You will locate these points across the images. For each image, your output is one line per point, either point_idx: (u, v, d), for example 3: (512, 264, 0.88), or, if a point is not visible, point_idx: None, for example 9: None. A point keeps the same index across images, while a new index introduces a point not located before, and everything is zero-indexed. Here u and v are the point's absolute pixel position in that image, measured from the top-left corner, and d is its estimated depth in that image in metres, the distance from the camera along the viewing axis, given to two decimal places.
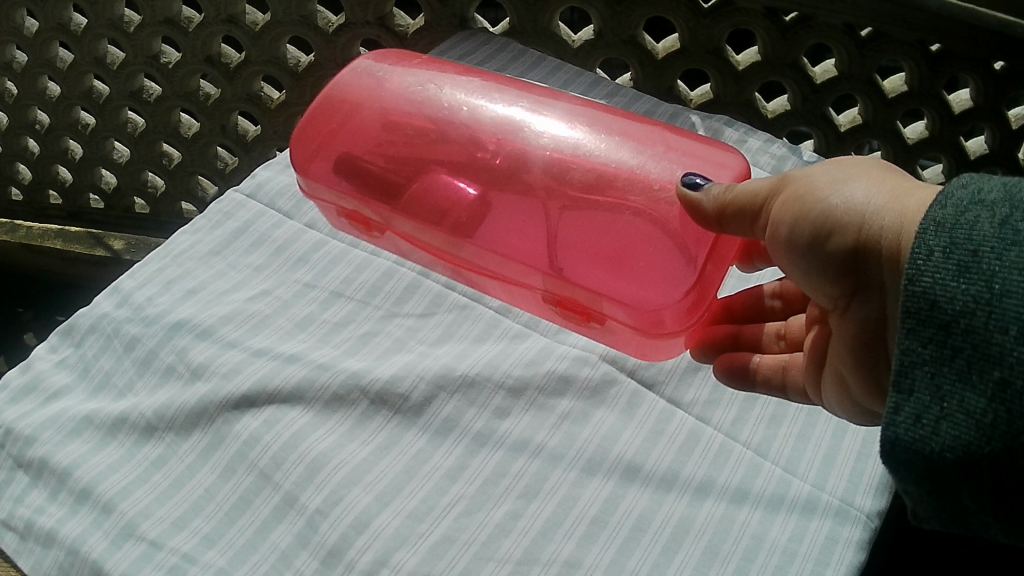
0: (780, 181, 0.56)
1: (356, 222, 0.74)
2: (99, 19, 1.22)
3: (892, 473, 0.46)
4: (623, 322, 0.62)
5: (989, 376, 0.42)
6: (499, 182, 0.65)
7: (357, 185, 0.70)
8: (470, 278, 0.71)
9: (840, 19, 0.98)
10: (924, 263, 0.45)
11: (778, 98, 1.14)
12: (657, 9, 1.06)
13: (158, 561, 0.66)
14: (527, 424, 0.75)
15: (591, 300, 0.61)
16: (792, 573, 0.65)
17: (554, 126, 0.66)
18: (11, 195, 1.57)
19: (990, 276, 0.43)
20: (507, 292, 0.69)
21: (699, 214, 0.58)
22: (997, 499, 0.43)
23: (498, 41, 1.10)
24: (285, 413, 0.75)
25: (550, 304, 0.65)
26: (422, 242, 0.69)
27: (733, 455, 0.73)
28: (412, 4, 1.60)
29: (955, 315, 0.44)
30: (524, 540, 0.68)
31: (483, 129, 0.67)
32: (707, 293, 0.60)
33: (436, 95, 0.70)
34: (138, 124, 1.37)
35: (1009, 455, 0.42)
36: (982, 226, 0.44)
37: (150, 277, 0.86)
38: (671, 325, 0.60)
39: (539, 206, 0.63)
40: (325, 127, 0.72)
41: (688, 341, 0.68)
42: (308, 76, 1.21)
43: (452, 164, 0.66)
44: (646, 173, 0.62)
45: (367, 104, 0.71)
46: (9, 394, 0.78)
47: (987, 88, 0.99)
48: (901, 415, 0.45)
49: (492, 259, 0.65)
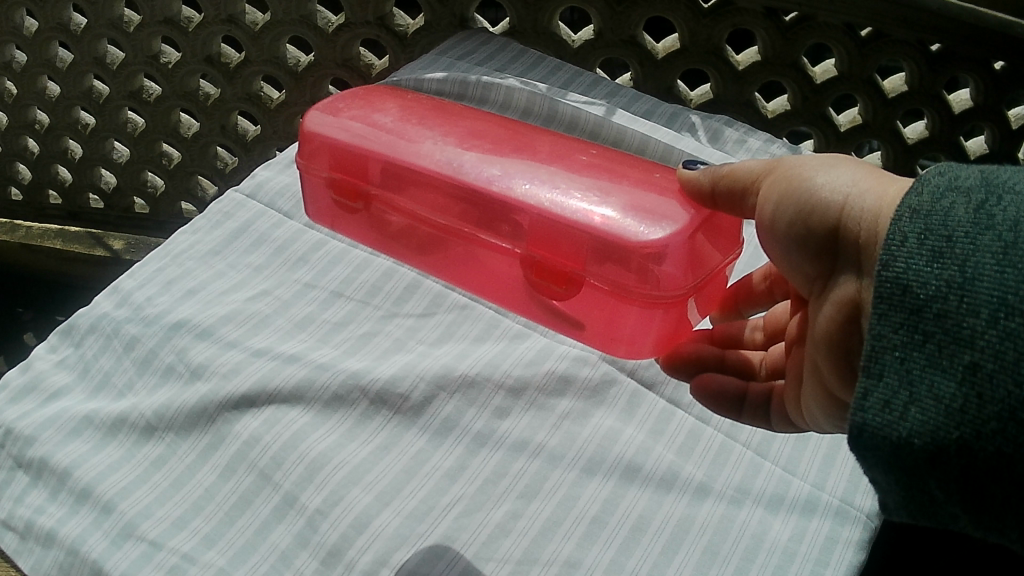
0: (773, 163, 0.59)
1: (340, 190, 0.67)
2: (99, 19, 1.23)
3: (860, 460, 0.46)
4: (609, 275, 0.57)
5: (959, 359, 0.42)
6: (511, 152, 0.63)
7: (356, 143, 0.65)
8: (455, 258, 0.65)
9: (840, 19, 0.99)
10: (897, 248, 0.46)
11: (778, 99, 1.14)
12: (656, 8, 1.07)
13: (157, 561, 0.66)
14: (527, 424, 0.75)
15: (579, 249, 0.58)
16: (792, 573, 0.65)
17: (565, 141, 0.66)
18: (11, 195, 1.57)
19: (963, 261, 0.43)
20: (491, 260, 0.63)
21: (695, 191, 0.59)
22: (965, 488, 0.42)
23: (498, 40, 1.10)
24: (285, 413, 0.75)
25: (529, 266, 0.61)
26: (415, 214, 0.64)
27: (733, 454, 0.73)
28: (412, 4, 1.61)
29: (927, 299, 0.44)
30: (524, 541, 0.68)
31: (495, 127, 0.67)
32: (699, 260, 0.58)
33: (452, 108, 0.70)
34: (138, 124, 1.37)
35: (978, 442, 0.41)
36: (957, 212, 0.45)
37: (151, 277, 0.86)
38: (658, 280, 0.56)
39: (542, 167, 0.61)
40: (341, 104, 0.69)
41: (672, 329, 0.60)
42: (307, 76, 1.21)
43: (459, 138, 0.64)
44: (646, 168, 0.63)
45: (386, 99, 0.70)
46: (8, 394, 0.78)
47: (987, 88, 0.99)
48: (870, 401, 0.45)
49: (492, 210, 0.60)
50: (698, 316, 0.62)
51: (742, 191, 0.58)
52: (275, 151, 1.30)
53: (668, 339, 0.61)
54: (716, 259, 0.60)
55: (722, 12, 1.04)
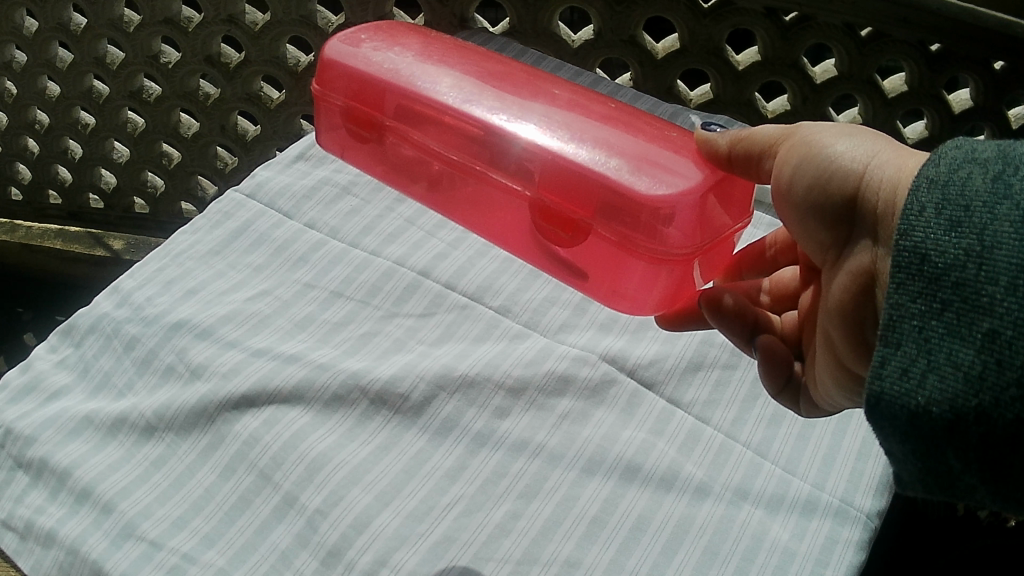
0: (794, 128, 0.60)
1: (356, 121, 0.68)
2: (99, 19, 1.22)
3: (877, 431, 0.46)
4: (615, 228, 0.57)
5: (978, 328, 0.42)
6: (529, 97, 0.62)
7: (374, 75, 0.65)
8: (465, 196, 0.66)
9: (840, 19, 0.99)
10: (915, 218, 0.45)
11: (778, 98, 1.14)
12: (657, 8, 1.06)
13: (158, 561, 0.66)
14: (527, 425, 0.75)
15: (588, 198, 0.57)
16: (792, 573, 0.65)
17: (586, 90, 0.65)
18: (11, 195, 1.57)
19: (981, 230, 0.43)
20: (500, 203, 0.64)
21: (714, 154, 0.58)
22: (983, 458, 0.43)
23: (498, 39, 1.09)
24: (285, 413, 0.75)
25: (538, 210, 0.61)
26: (428, 149, 0.65)
27: (733, 455, 0.73)
28: (412, 4, 1.62)
29: (945, 268, 0.44)
30: (524, 540, 0.68)
31: (516, 71, 0.66)
32: (707, 219, 0.57)
33: (475, 47, 0.69)
34: (138, 124, 1.37)
35: (996, 409, 0.41)
36: (974, 182, 0.45)
37: (150, 277, 0.87)
38: (666, 237, 0.56)
39: (559, 113, 0.60)
40: (364, 34, 0.68)
41: (673, 287, 0.60)
42: (307, 76, 1.21)
43: (478, 79, 0.63)
44: (661, 123, 0.61)
45: (410, 32, 0.69)
46: (8, 393, 0.78)
47: (988, 88, 1.00)
48: (887, 369, 0.45)
49: (504, 151, 0.60)
50: (699, 279, 0.62)
51: (759, 154, 0.59)
52: (275, 151, 1.31)
53: (670, 297, 0.61)
54: (724, 220, 0.59)
55: (723, 11, 1.04)
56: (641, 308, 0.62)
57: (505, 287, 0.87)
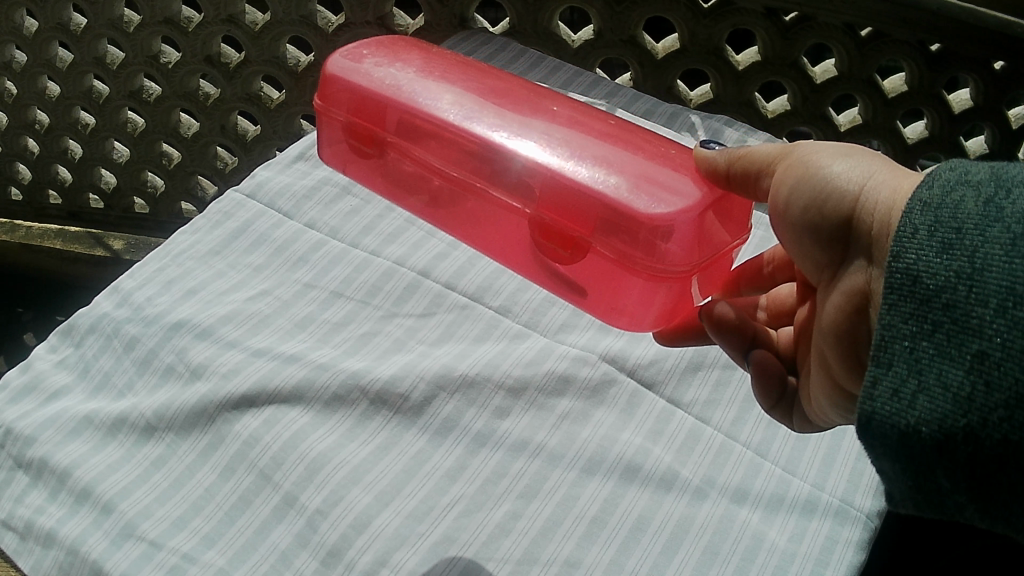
0: (791, 147, 0.60)
1: (358, 136, 0.67)
2: (99, 20, 1.22)
3: (868, 449, 0.46)
4: (614, 244, 0.57)
5: (966, 349, 0.42)
6: (528, 113, 0.62)
7: (376, 90, 0.65)
8: (464, 212, 0.66)
9: (840, 19, 0.99)
10: (908, 240, 0.46)
11: (778, 98, 1.14)
12: (656, 8, 1.06)
13: (158, 561, 0.66)
14: (527, 425, 0.75)
15: (587, 215, 0.57)
16: (792, 573, 0.65)
17: (586, 107, 0.65)
18: (11, 195, 1.57)
19: (972, 252, 0.43)
20: (500, 220, 0.63)
21: (712, 172, 0.58)
22: (972, 477, 0.42)
23: (497, 40, 1.09)
24: (285, 413, 0.75)
25: (537, 227, 0.60)
26: (428, 165, 0.64)
27: (733, 455, 0.73)
28: (412, 4, 1.62)
29: (936, 289, 0.44)
30: (524, 540, 0.68)
31: (516, 86, 0.66)
32: (705, 236, 0.57)
33: (476, 63, 0.69)
34: (138, 124, 1.37)
35: (984, 429, 0.41)
36: (966, 205, 0.45)
37: (150, 277, 0.87)
38: (665, 254, 0.56)
39: (559, 130, 0.60)
40: (367, 49, 0.68)
41: (671, 304, 0.60)
42: (307, 76, 1.21)
43: (478, 96, 0.63)
44: (660, 140, 0.61)
45: (411, 48, 0.69)
46: (9, 394, 0.78)
47: (987, 89, 1.00)
48: (879, 390, 0.45)
49: (505, 169, 0.60)
50: (698, 294, 0.62)
51: (757, 172, 0.59)
52: (275, 151, 1.31)
53: (669, 313, 0.61)
54: (724, 237, 0.59)
55: (722, 11, 1.04)
56: (641, 323, 0.62)
57: (505, 287, 0.87)
